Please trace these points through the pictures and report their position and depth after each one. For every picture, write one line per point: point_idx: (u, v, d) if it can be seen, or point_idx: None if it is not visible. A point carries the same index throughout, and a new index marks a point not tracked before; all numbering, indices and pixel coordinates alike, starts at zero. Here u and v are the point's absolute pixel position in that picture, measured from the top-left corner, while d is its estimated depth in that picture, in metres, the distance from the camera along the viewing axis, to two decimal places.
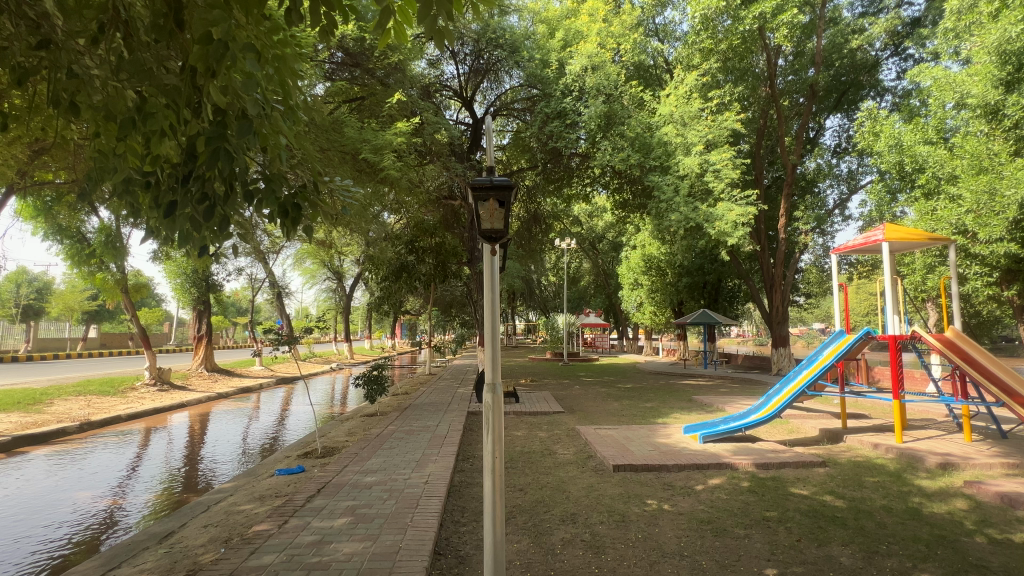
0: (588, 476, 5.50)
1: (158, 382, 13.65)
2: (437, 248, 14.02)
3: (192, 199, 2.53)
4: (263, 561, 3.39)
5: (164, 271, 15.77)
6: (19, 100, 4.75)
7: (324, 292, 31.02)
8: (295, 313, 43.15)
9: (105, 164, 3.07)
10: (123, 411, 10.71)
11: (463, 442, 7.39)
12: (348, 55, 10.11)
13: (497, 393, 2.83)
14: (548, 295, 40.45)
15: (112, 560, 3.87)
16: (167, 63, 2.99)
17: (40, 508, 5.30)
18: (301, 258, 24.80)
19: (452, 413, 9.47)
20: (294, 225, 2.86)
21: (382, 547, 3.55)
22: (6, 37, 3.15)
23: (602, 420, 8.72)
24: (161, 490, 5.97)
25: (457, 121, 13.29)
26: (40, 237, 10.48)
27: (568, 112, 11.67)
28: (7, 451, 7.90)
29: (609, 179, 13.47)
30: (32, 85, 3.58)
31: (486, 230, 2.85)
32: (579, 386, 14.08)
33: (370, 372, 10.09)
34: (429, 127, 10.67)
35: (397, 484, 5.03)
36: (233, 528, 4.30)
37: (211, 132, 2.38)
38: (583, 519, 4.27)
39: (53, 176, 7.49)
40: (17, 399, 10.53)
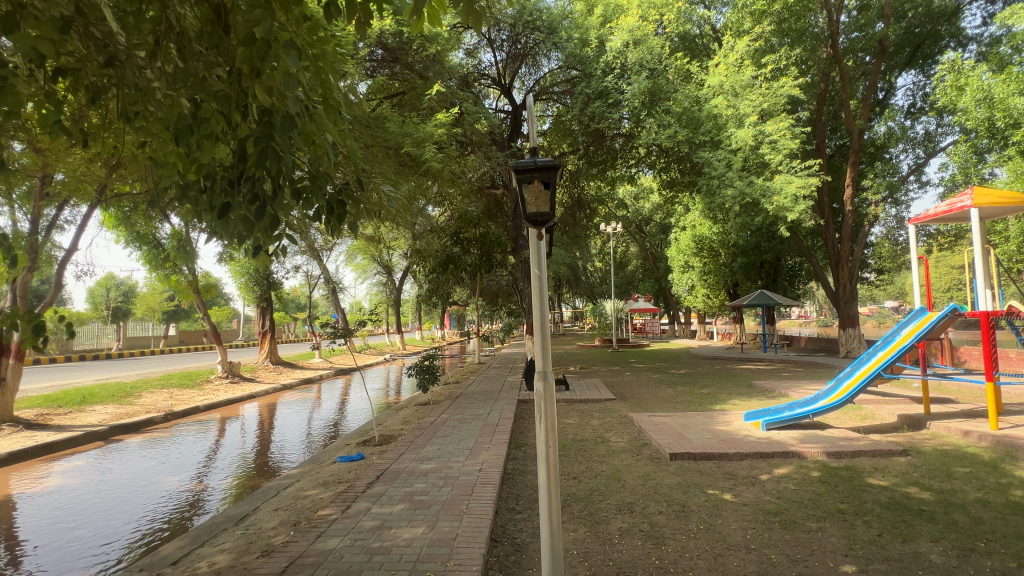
0: (644, 464, 5.36)
1: (230, 374, 14.68)
2: (482, 238, 14.11)
3: (245, 200, 2.60)
4: (328, 544, 3.53)
5: (230, 271, 16.87)
6: (94, 120, 5.16)
7: (375, 287, 32.02)
8: (349, 307, 44.89)
9: (167, 174, 3.21)
10: (201, 402, 11.59)
11: (515, 430, 7.39)
12: (387, 51, 10.29)
13: (549, 381, 2.74)
14: (594, 281, 39.87)
15: (197, 539, 4.18)
16: (218, 73, 3.08)
17: (136, 491, 5.84)
18: (353, 254, 25.78)
19: (503, 400, 9.58)
20: (340, 222, 2.84)
21: (439, 534, 3.61)
22: (79, 59, 3.35)
23: (655, 408, 8.51)
24: (236, 474, 6.41)
25: (496, 110, 13.22)
26: (123, 244, 11.40)
27: (610, 92, 11.29)
28: (104, 438, 8.74)
29: (655, 159, 13.15)
30: (103, 101, 3.81)
31: (532, 213, 2.77)
32: (630, 372, 13.78)
33: (422, 361, 10.35)
34: (469, 118, 10.57)
35: (453, 472, 5.12)
36: (301, 512, 4.54)
37: (258, 133, 2.43)
38: (641, 508, 4.16)
39: (129, 188, 8.16)
40: (112, 391, 11.67)
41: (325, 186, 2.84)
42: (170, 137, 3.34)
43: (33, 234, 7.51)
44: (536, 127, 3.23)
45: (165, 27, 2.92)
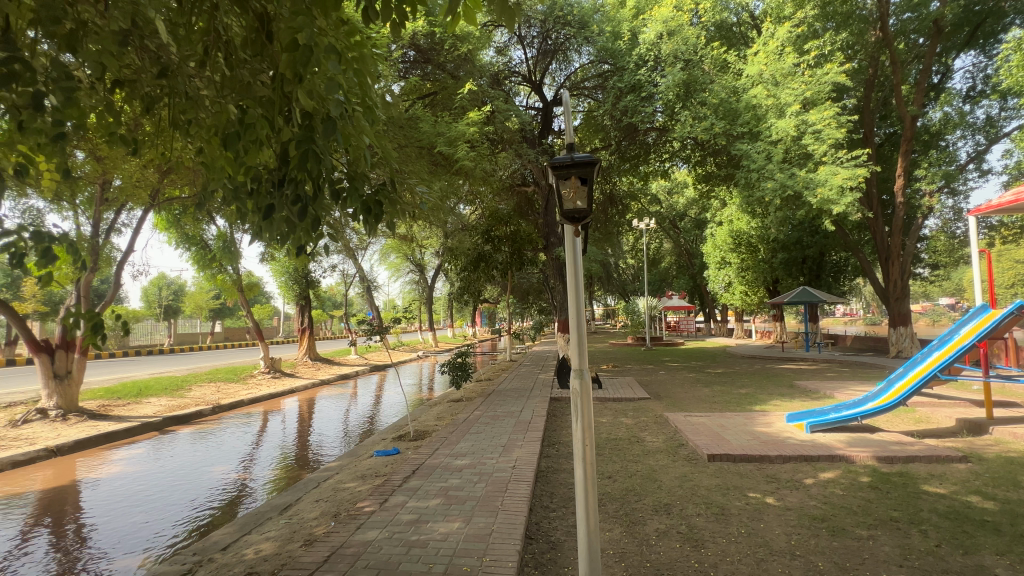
0: (681, 465, 5.25)
1: (272, 369, 15.28)
2: (513, 236, 13.91)
3: (287, 202, 2.67)
4: (368, 536, 3.63)
5: (272, 270, 17.56)
6: (146, 128, 5.45)
7: (407, 285, 32.57)
8: (384, 305, 45.85)
9: (216, 177, 3.36)
10: (245, 396, 12.12)
11: (548, 428, 7.38)
12: (420, 52, 10.45)
13: (585, 379, 2.72)
14: (626, 278, 39.30)
15: (244, 527, 4.37)
16: (262, 78, 3.18)
17: (186, 480, 6.15)
18: (386, 253, 26.33)
19: (535, 398, 9.59)
20: (377, 222, 2.88)
21: (475, 529, 3.65)
22: (136, 71, 3.54)
23: (691, 407, 8.30)
24: (278, 466, 6.65)
25: (527, 107, 13.20)
26: (174, 245, 12.02)
27: (644, 85, 11.05)
28: (159, 429, 9.28)
29: (690, 152, 12.83)
30: (156, 109, 4.02)
31: (569, 210, 2.74)
32: (665, 371, 13.52)
33: (455, 359, 10.49)
34: (500, 115, 10.55)
35: (487, 468, 5.15)
36: (340, 504, 4.67)
37: (300, 136, 2.49)
38: (678, 510, 4.08)
39: (179, 193, 8.60)
40: (165, 385, 12.35)
41: (362, 187, 2.89)
42: (217, 142, 3.49)
43: (95, 237, 8.02)
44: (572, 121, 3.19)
45: (213, 37, 3.05)
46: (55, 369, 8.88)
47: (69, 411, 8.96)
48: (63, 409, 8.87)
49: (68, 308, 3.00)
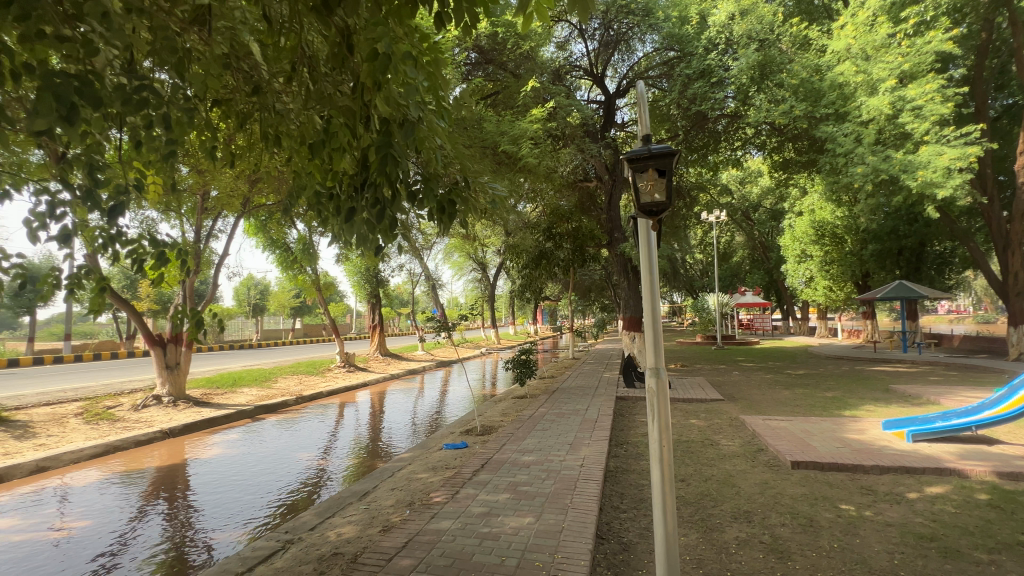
0: (760, 471, 4.94)
1: (347, 363, 16.25)
2: (575, 232, 13.78)
3: (368, 205, 2.82)
4: (441, 525, 3.76)
5: (346, 271, 18.67)
6: (238, 141, 5.98)
7: (470, 283, 33.33)
8: (448, 303, 47.20)
9: (303, 184, 3.62)
10: (325, 388, 12.98)
11: (615, 427, 7.23)
12: (482, 53, 10.62)
13: (662, 377, 2.63)
14: (694, 275, 37.65)
15: (328, 510, 4.67)
16: (342, 89, 3.37)
17: (275, 464, 6.67)
18: (450, 252, 27.10)
19: (601, 396, 9.45)
20: (450, 220, 2.95)
21: (546, 525, 3.66)
22: (232, 90, 3.87)
23: (770, 410, 7.81)
24: (354, 456, 7.03)
25: (589, 101, 13.00)
26: (262, 248, 13.11)
27: (713, 69, 10.49)
28: (251, 416, 10.18)
29: (765, 138, 12.05)
30: (248, 124, 4.38)
31: (646, 203, 2.68)
32: (739, 372, 12.78)
33: (519, 356, 10.57)
34: (562, 111, 10.41)
35: (554, 465, 5.15)
36: (414, 493, 4.87)
37: (379, 141, 2.61)
38: (760, 518, 3.85)
39: (265, 200, 9.35)
40: (255, 376, 13.52)
41: (437, 188, 2.97)
42: (303, 152, 3.74)
43: (197, 242, 8.92)
44: (645, 113, 3.10)
45: (299, 54, 3.26)
46: (166, 360, 9.98)
47: (178, 398, 10.05)
48: (173, 396, 9.97)
49: (175, 308, 3.46)
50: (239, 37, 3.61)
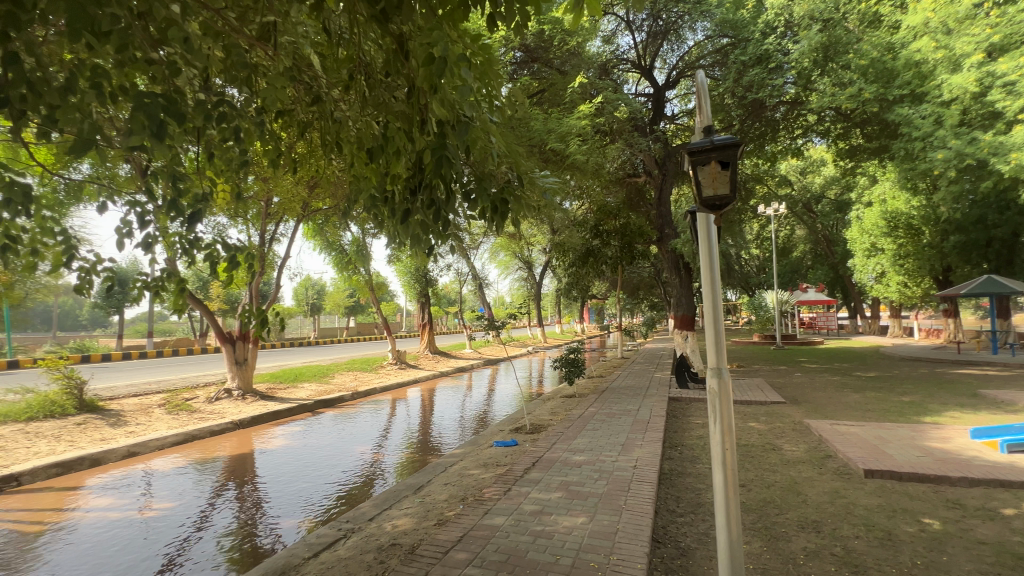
0: (829, 479, 4.65)
1: (399, 361, 16.78)
2: (623, 229, 13.84)
3: (423, 207, 2.89)
4: (495, 521, 3.80)
5: (397, 271, 19.26)
6: (300, 148, 6.34)
7: (516, 282, 33.50)
8: (494, 302, 47.65)
9: (360, 188, 3.77)
10: (378, 385, 13.47)
11: (668, 429, 7.04)
12: (528, 52, 10.64)
13: (724, 378, 2.55)
14: (750, 271, 35.95)
15: (385, 502, 4.85)
16: (397, 94, 3.45)
17: (335, 456, 6.99)
18: (496, 251, 27.34)
19: (652, 397, 9.22)
20: (503, 219, 2.97)
21: (600, 526, 3.62)
22: (294, 101, 4.07)
23: (838, 414, 7.33)
24: (408, 450, 7.24)
25: (636, 94, 12.71)
26: (319, 250, 13.76)
27: (772, 54, 9.95)
28: (311, 410, 10.73)
29: (830, 125, 11.32)
30: (309, 132, 4.60)
31: (709, 197, 2.60)
32: (801, 373, 12.07)
33: (567, 354, 10.50)
34: (609, 106, 10.23)
35: (606, 466, 5.08)
36: (467, 489, 4.95)
37: (434, 144, 2.65)
38: (831, 529, 3.62)
39: (322, 204, 9.80)
40: (314, 372, 14.24)
41: (490, 187, 2.98)
42: (361, 157, 3.87)
43: (261, 246, 9.49)
44: (705, 102, 3.00)
45: (357, 62, 3.36)
46: (236, 356, 10.69)
47: (246, 392, 10.75)
48: (242, 390, 10.68)
49: (243, 308, 3.73)
50: (301, 49, 3.79)
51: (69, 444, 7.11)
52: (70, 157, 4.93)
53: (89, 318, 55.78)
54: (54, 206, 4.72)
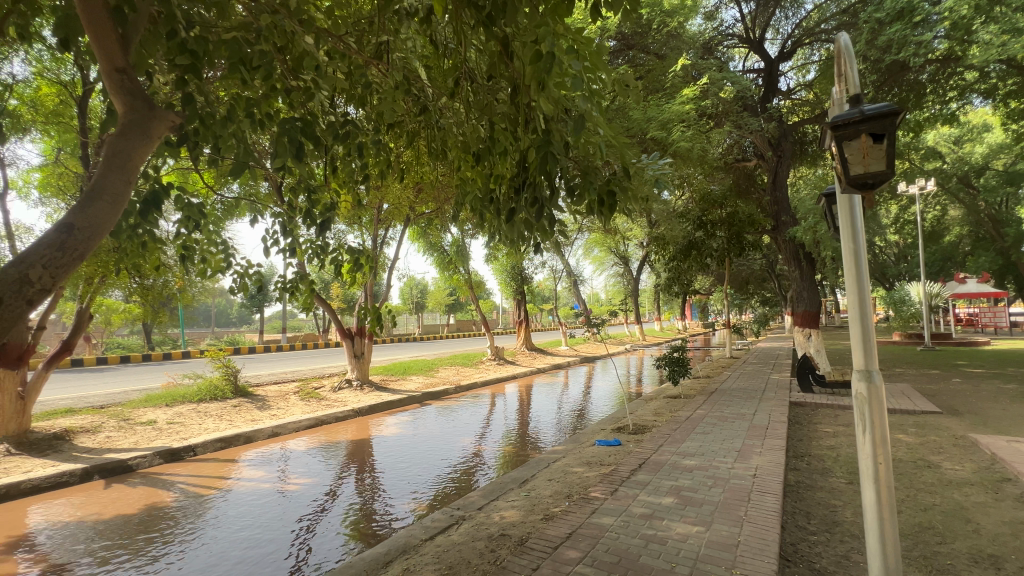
0: (1010, 506, 3.88)
1: (497, 357, 17.28)
2: (730, 219, 12.24)
3: (527, 205, 2.88)
4: (604, 521, 3.74)
5: (493, 269, 19.85)
6: (407, 157, 6.81)
7: (612, 278, 32.72)
8: (589, 299, 47.01)
9: (465, 191, 3.89)
10: (479, 379, 14.00)
11: (791, 437, 6.39)
12: (622, 40, 10.38)
13: (875, 382, 2.35)
14: (886, 260, 31.31)
15: (492, 492, 5.01)
16: (500, 96, 3.50)
17: (443, 446, 7.41)
18: (591, 246, 26.94)
19: (770, 400, 8.43)
20: (612, 213, 2.88)
21: (719, 536, 3.39)
22: (404, 112, 4.31)
23: (1016, 430, 6.09)
24: (509, 444, 7.42)
25: (744, 70, 11.71)
26: (423, 251, 14.66)
27: (917, 6, 8.50)
28: (419, 402, 11.48)
29: (998, 81, 9.40)
30: (416, 142, 4.85)
31: (856, 175, 2.40)
32: (961, 379, 10.21)
33: (670, 354, 9.98)
34: (714, 87, 9.57)
35: (721, 472, 4.75)
36: (572, 487, 4.94)
37: (539, 141, 2.63)
38: (1015, 567, 3.01)
39: (426, 207, 10.41)
40: (421, 366, 15.20)
41: (596, 180, 2.89)
42: (465, 160, 3.99)
43: (375, 248, 10.35)
44: (849, 62, 2.69)
45: (461, 68, 3.46)
46: (354, 350, 11.80)
47: (364, 382, 11.81)
48: (360, 381, 11.75)
49: (361, 307, 4.12)
50: (410, 64, 4.01)
51: (229, 422, 8.38)
52: (227, 179, 5.81)
53: (238, 315, 65.44)
54: (216, 221, 5.60)
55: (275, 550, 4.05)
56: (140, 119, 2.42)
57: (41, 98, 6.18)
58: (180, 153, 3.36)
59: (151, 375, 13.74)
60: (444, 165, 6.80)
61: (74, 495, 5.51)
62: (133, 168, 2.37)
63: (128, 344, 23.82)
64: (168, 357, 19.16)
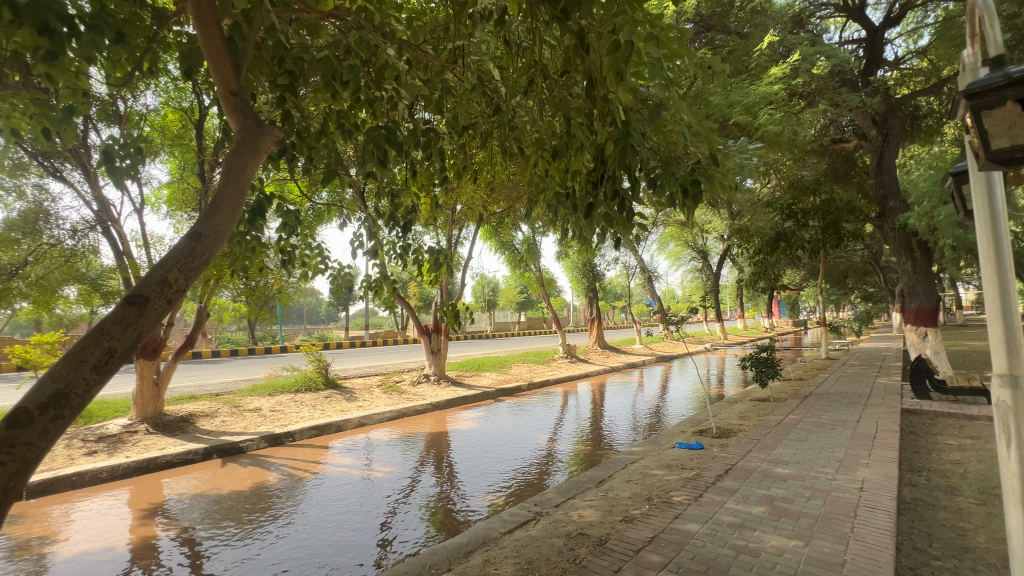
0: None
1: (569, 355, 17.16)
2: (826, 206, 11.09)
3: (606, 198, 2.80)
4: (689, 528, 3.57)
5: (564, 267, 19.72)
6: (480, 158, 6.94)
7: (689, 274, 31.20)
8: (665, 296, 45.15)
9: (540, 188, 3.89)
10: (551, 377, 13.98)
11: (905, 449, 5.70)
12: (700, 22, 9.82)
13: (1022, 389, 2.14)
14: None
15: (569, 490, 4.98)
16: (575, 91, 3.44)
17: (518, 441, 7.50)
18: (666, 241, 25.84)
19: (876, 407, 7.59)
20: (696, 203, 2.72)
21: (821, 553, 3.11)
22: (479, 114, 4.39)
23: None
24: (584, 443, 7.34)
25: (842, 42, 10.60)
26: (495, 250, 14.91)
27: None
28: (493, 398, 11.70)
29: None
30: (490, 143, 4.93)
31: (997, 151, 2.15)
32: None
33: (757, 354, 9.29)
34: (806, 63, 8.72)
35: (821, 483, 4.35)
36: (652, 489, 4.78)
37: (618, 134, 2.56)
38: None
39: (498, 206, 10.57)
40: (494, 363, 15.48)
41: (678, 170, 2.76)
42: (539, 158, 3.98)
43: (450, 248, 10.68)
44: (984, 20, 2.37)
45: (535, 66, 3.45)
46: (432, 346, 12.29)
47: (441, 377, 12.27)
48: (437, 376, 12.22)
49: (440, 304, 4.28)
50: (484, 66, 4.07)
51: (322, 412, 9.09)
52: (318, 187, 6.30)
53: (326, 313, 70.88)
54: (309, 227, 6.10)
55: (367, 532, 4.35)
56: (251, 135, 2.68)
57: (167, 124, 7.10)
58: (281, 165, 3.68)
59: (255, 367, 15.27)
60: (516, 164, 6.86)
61: (197, 471, 6.27)
62: (245, 179, 2.63)
63: (237, 339, 26.67)
64: (269, 351, 21.20)
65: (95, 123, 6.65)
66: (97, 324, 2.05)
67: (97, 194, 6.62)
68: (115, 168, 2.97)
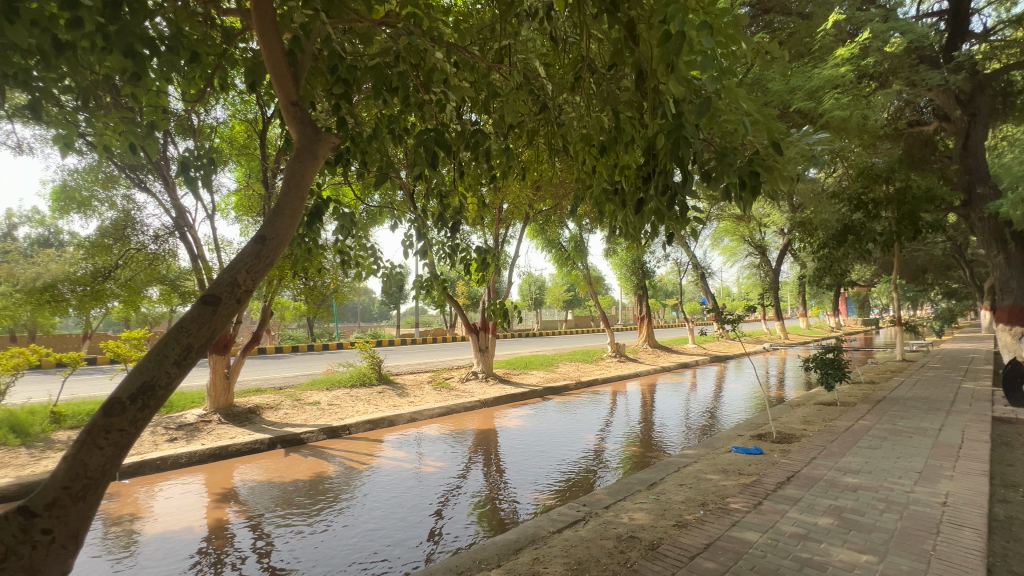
0: None
1: (618, 353, 16.85)
2: (900, 196, 10.18)
3: (657, 193, 2.72)
4: (747, 536, 3.41)
5: (612, 264, 19.37)
6: (527, 156, 6.94)
7: (745, 270, 29.76)
8: (719, 294, 43.30)
9: (587, 185, 3.84)
10: (599, 376, 13.79)
11: (997, 461, 5.16)
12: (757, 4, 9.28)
13: None
14: None
15: (619, 492, 4.89)
16: (624, 83, 3.36)
17: (566, 440, 7.46)
18: (720, 236, 24.79)
19: (961, 414, 6.92)
20: (754, 195, 2.59)
21: (897, 571, 2.88)
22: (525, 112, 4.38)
23: None
24: (634, 444, 7.18)
25: (920, 15, 9.71)
26: (541, 248, 14.88)
27: None
28: (541, 396, 11.69)
29: None
30: (536, 141, 4.92)
31: None
32: None
33: (822, 355, 8.72)
34: (879, 40, 7.89)
35: (897, 496, 4.02)
36: (707, 495, 4.60)
37: (670, 126, 2.47)
38: None
39: (544, 204, 10.52)
40: (542, 361, 15.47)
41: (735, 161, 2.63)
42: (586, 154, 3.92)
43: (496, 246, 10.75)
44: None
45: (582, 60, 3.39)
46: (480, 344, 12.45)
47: (489, 375, 12.41)
48: (485, 373, 12.36)
49: (490, 303, 4.34)
50: (530, 64, 4.07)
51: (376, 406, 9.44)
52: (370, 190, 6.54)
53: (379, 311, 73.41)
54: (363, 229, 6.35)
55: (419, 524, 4.47)
56: (310, 143, 2.82)
57: (234, 135, 7.62)
58: (337, 170, 3.85)
59: (314, 363, 16.08)
60: (562, 161, 6.81)
61: (263, 460, 6.69)
62: (304, 184, 2.76)
63: (297, 336, 28.19)
64: (326, 348, 22.25)
65: (173, 137, 7.23)
66: (177, 322, 2.22)
67: (175, 202, 7.20)
68: (191, 179, 3.21)
